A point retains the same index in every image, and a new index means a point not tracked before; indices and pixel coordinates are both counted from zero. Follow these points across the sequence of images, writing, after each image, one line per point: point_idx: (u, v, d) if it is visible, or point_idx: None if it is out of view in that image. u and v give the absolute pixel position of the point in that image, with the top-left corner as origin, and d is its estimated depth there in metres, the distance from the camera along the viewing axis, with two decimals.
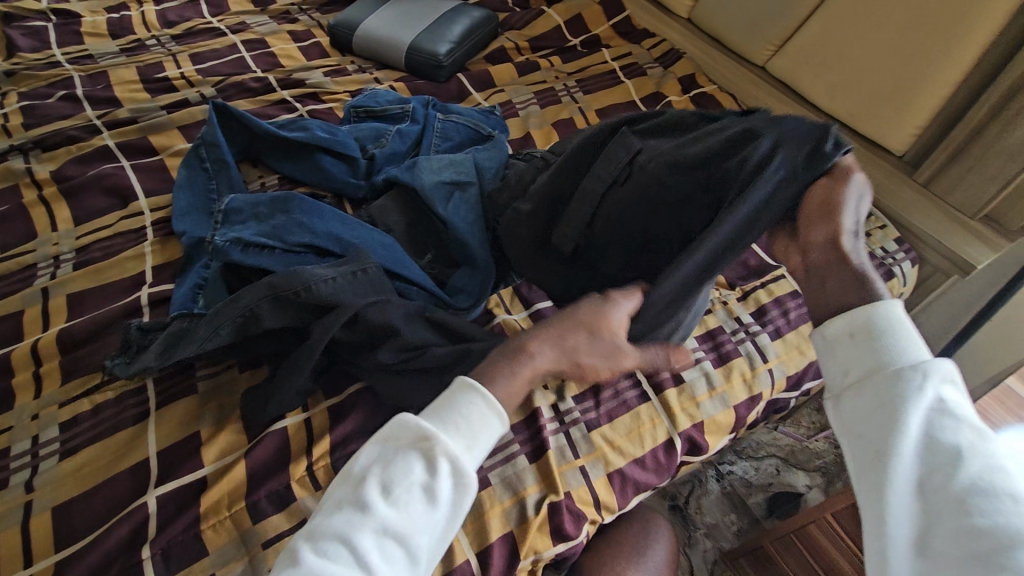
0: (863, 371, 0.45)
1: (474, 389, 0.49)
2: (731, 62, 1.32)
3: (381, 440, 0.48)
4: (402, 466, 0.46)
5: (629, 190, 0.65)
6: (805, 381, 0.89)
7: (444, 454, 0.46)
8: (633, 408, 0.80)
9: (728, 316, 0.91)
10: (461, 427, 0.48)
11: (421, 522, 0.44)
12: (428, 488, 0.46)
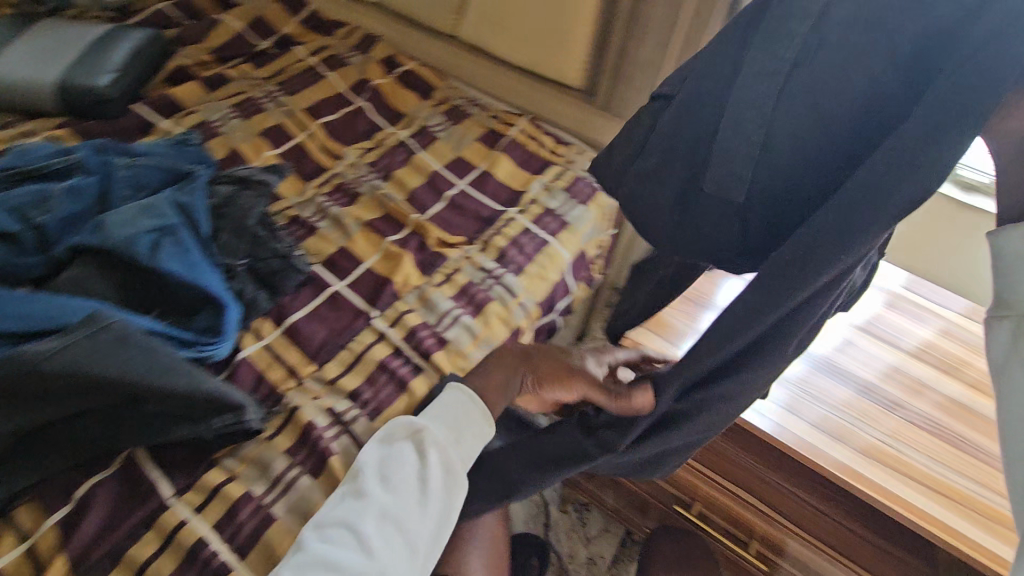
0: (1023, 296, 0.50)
1: (460, 394, 0.74)
2: (429, 38, 1.42)
3: (380, 440, 0.72)
4: (398, 457, 0.70)
5: (804, 101, 0.59)
6: (553, 302, 1.01)
7: (432, 445, 0.72)
8: (406, 386, 0.81)
9: (474, 269, 0.97)
10: (455, 426, 0.74)
11: (423, 511, 0.66)
12: (420, 475, 0.70)
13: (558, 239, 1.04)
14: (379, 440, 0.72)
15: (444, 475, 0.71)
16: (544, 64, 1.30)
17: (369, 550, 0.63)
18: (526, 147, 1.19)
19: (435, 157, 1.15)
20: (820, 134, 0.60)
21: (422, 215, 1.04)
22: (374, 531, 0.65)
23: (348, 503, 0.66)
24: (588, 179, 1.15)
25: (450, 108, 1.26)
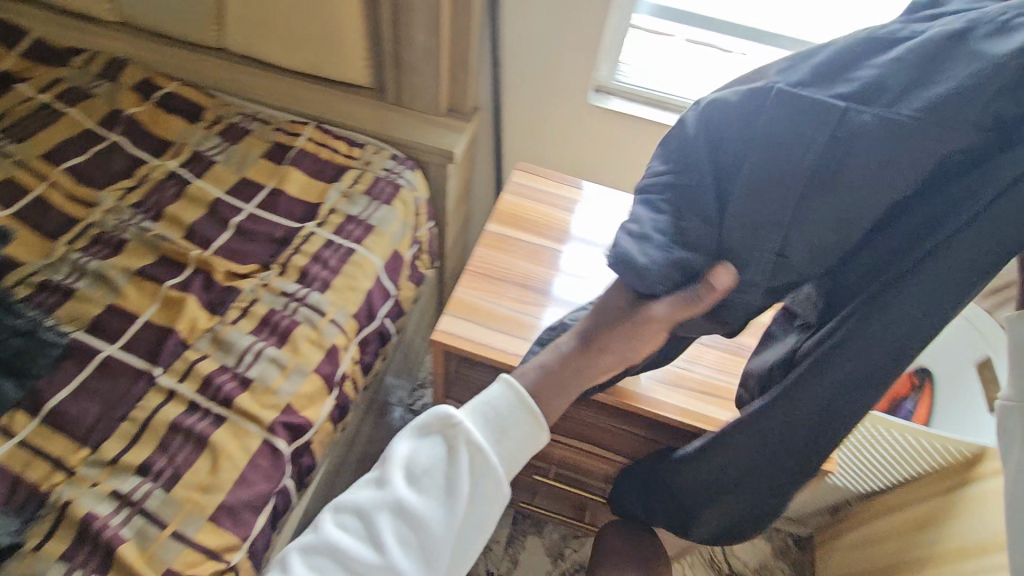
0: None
1: (509, 384, 0.66)
2: (196, 55, 1.30)
3: (414, 429, 0.67)
4: (426, 449, 0.65)
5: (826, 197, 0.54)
6: (371, 308, 0.97)
7: (462, 441, 0.63)
8: (206, 442, 0.73)
9: (275, 296, 0.90)
10: (497, 419, 0.64)
11: (433, 504, 0.62)
12: (449, 477, 0.63)
13: (364, 245, 1.00)
14: (416, 427, 0.68)
15: (479, 478, 0.63)
16: (324, 66, 1.24)
17: (393, 547, 0.61)
18: (318, 156, 1.12)
19: (215, 184, 1.04)
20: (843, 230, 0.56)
21: (205, 250, 0.94)
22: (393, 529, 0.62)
23: (370, 494, 0.64)
24: (388, 178, 1.12)
25: (226, 128, 1.15)
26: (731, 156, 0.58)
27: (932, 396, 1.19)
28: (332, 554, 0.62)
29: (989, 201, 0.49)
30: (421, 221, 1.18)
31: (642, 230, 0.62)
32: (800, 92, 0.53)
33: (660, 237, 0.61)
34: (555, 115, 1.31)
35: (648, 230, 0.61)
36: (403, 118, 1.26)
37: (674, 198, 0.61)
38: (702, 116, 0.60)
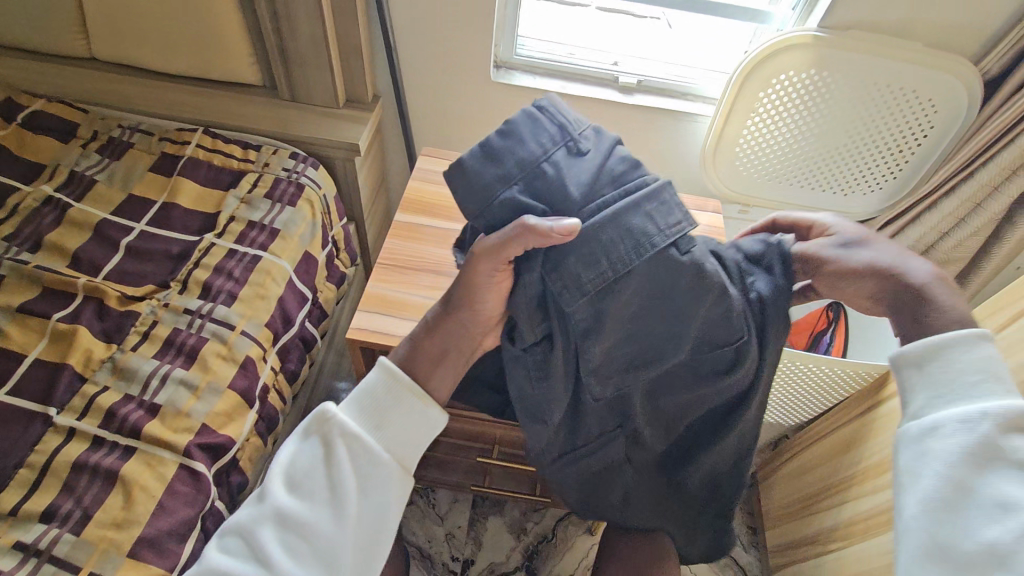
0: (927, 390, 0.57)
1: (393, 373, 0.65)
2: (59, 66, 1.19)
3: (296, 433, 0.65)
4: (305, 453, 0.62)
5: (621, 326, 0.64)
6: (285, 314, 0.94)
7: (340, 436, 0.62)
8: (116, 477, 0.69)
9: (177, 314, 0.86)
10: (373, 406, 0.64)
11: (316, 511, 0.60)
12: (332, 470, 0.61)
13: (271, 250, 0.96)
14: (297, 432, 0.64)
15: (366, 469, 0.62)
16: (207, 66, 1.17)
17: (282, 558, 0.58)
18: (211, 164, 1.07)
19: (99, 205, 0.98)
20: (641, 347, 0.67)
21: (95, 277, 0.88)
22: (284, 535, 0.59)
23: (252, 510, 0.61)
24: (290, 178, 1.07)
25: (106, 144, 1.07)
26: (624, 254, 0.61)
27: (845, 327, 1.24)
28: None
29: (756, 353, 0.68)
30: (333, 219, 1.14)
31: (576, 174, 0.63)
32: (670, 250, 0.61)
33: (556, 183, 0.62)
34: (459, 96, 1.29)
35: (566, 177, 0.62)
36: (300, 113, 1.21)
37: (590, 191, 0.62)
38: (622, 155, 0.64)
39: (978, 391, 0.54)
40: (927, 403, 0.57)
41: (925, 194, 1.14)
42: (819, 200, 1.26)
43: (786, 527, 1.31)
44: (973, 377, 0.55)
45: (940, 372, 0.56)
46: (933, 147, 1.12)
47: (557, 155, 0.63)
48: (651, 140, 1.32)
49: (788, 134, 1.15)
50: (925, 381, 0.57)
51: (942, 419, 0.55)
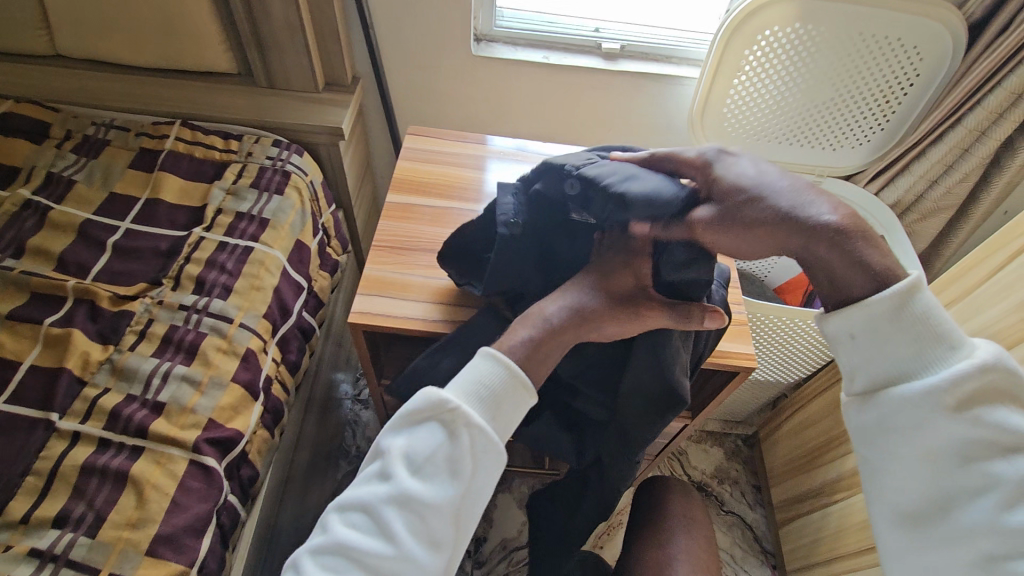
0: (874, 364, 0.55)
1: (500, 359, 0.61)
2: (22, 65, 1.14)
3: (404, 419, 0.62)
4: (423, 435, 0.60)
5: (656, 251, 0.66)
6: (281, 304, 0.92)
7: (465, 425, 0.58)
8: (127, 477, 0.69)
9: (172, 311, 0.84)
10: (491, 396, 0.60)
11: (441, 494, 0.58)
12: (452, 455, 0.58)
13: (262, 240, 0.95)
14: (407, 417, 0.61)
15: (482, 456, 0.59)
16: (178, 56, 1.13)
17: (405, 536, 0.57)
18: (192, 157, 1.04)
19: (80, 206, 0.95)
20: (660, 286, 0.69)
21: (84, 279, 0.86)
22: (405, 517, 0.57)
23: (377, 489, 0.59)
24: (275, 166, 1.04)
25: (80, 143, 1.04)
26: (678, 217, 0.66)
27: None
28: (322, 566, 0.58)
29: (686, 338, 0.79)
30: (322, 206, 1.12)
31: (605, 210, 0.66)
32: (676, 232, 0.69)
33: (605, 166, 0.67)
34: (441, 72, 1.26)
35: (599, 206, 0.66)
36: (280, 99, 1.18)
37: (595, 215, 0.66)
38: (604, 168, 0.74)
39: (918, 354, 0.53)
40: (871, 374, 0.55)
41: (914, 143, 1.14)
42: (808, 158, 1.25)
43: (790, 482, 1.34)
44: (912, 339, 0.53)
45: (879, 339, 0.53)
46: (918, 97, 1.11)
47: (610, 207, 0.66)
48: (637, 106, 1.31)
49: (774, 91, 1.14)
50: (861, 352, 0.55)
51: (897, 392, 0.53)
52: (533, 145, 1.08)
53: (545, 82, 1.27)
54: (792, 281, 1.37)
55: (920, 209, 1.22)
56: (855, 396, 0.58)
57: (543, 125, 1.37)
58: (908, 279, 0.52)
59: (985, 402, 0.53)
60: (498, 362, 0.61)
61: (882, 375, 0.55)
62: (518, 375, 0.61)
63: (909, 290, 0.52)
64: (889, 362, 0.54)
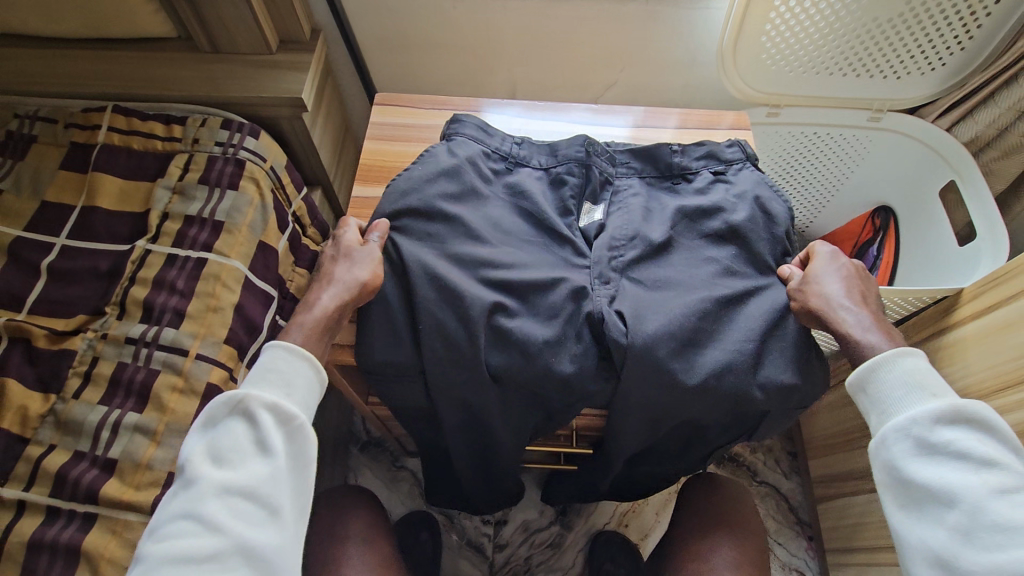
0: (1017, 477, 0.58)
1: (263, 400, 0.59)
2: None
3: (201, 433, 0.60)
4: (223, 432, 0.58)
5: (693, 279, 0.72)
6: (247, 323, 0.81)
7: (230, 480, 0.56)
8: (78, 553, 0.62)
9: (119, 345, 0.74)
10: (260, 442, 0.58)
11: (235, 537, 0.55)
12: (259, 441, 0.58)
13: (216, 249, 0.82)
14: (202, 423, 0.60)
15: (270, 513, 0.57)
16: (100, 23, 0.94)
17: None
18: (130, 150, 0.89)
19: (10, 222, 0.83)
20: (708, 328, 0.68)
21: (19, 313, 0.76)
22: (226, 513, 0.55)
23: (184, 499, 0.56)
24: (225, 154, 0.89)
25: (4, 142, 0.90)
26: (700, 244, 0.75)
27: (895, 236, 1.20)
28: None
29: (749, 415, 0.71)
30: (289, 193, 0.97)
31: (468, 134, 0.80)
32: (719, 275, 0.73)
33: (596, 184, 0.80)
34: (419, 16, 1.06)
35: (473, 144, 0.80)
36: (229, 68, 1.00)
37: (459, 180, 0.75)
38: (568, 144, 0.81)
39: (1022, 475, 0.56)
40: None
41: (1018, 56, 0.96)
42: (862, 88, 1.07)
43: (832, 458, 1.22)
44: (899, 390, 0.61)
45: (878, 394, 0.62)
46: (1011, 6, 0.93)
47: (497, 162, 0.81)
48: (654, 39, 1.08)
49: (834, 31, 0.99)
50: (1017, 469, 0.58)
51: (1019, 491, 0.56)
52: (535, 124, 0.97)
53: (540, 17, 1.05)
54: (837, 232, 1.32)
55: (1002, 145, 1.05)
56: None
57: (544, 68, 1.16)
58: (886, 351, 0.63)
59: None
60: (280, 393, 0.60)
61: (895, 419, 0.60)
62: (308, 357, 0.62)
63: (901, 352, 0.62)
64: (899, 411, 0.61)
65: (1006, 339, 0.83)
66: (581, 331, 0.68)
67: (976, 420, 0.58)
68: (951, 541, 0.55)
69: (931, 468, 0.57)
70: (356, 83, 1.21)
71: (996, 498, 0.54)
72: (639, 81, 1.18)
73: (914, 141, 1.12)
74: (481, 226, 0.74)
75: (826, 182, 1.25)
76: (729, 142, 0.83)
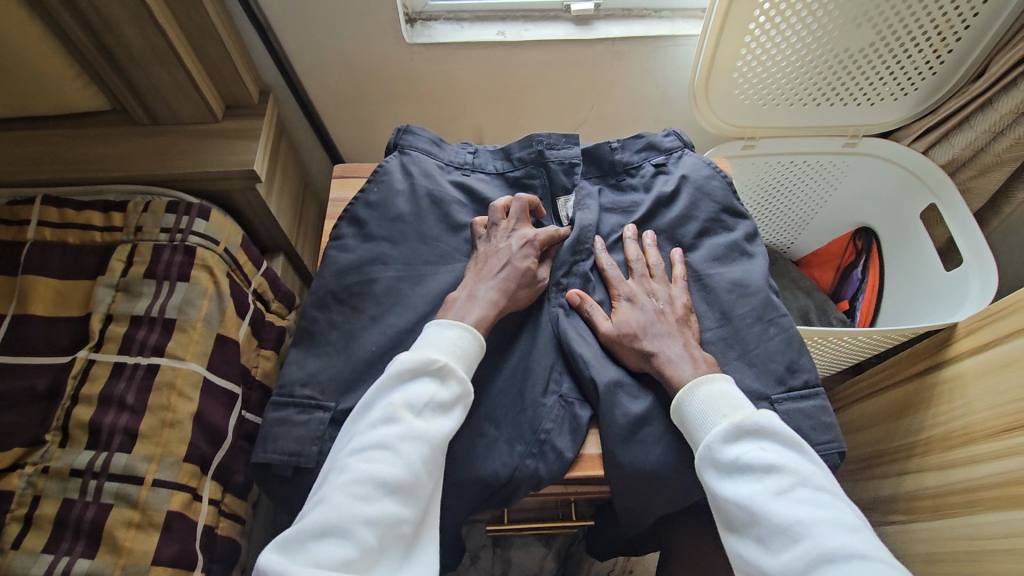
0: (811, 468, 0.55)
1: (446, 366, 0.59)
2: None
3: (389, 384, 0.58)
4: (417, 388, 0.58)
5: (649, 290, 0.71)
6: (208, 433, 0.74)
7: (410, 423, 0.56)
8: None
9: (63, 478, 0.66)
10: (431, 400, 0.57)
11: (401, 477, 0.53)
12: (439, 405, 0.58)
13: (168, 353, 0.74)
14: (395, 373, 0.58)
15: (433, 461, 0.56)
16: (23, 101, 0.86)
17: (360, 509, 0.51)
18: (65, 244, 0.80)
19: None
20: None
21: None
22: (417, 458, 0.54)
23: (379, 435, 0.55)
24: (173, 242, 0.81)
25: None
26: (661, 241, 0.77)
27: (879, 259, 1.18)
28: (341, 514, 0.51)
29: None
30: (248, 273, 0.90)
31: (421, 148, 0.78)
32: (671, 272, 0.74)
33: (554, 183, 0.79)
34: (373, 69, 1.00)
35: (426, 157, 0.78)
36: (171, 139, 0.92)
37: (415, 200, 0.74)
38: (518, 147, 0.80)
39: (796, 466, 0.54)
40: (808, 474, 0.54)
41: (994, 79, 0.94)
42: (837, 115, 1.04)
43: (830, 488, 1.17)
44: (700, 414, 0.59)
45: (687, 416, 0.60)
46: (981, 30, 0.91)
47: (451, 171, 0.79)
48: (623, 77, 1.04)
49: (807, 62, 0.95)
50: (812, 465, 0.56)
51: (804, 484, 0.53)
52: None
53: (503, 63, 1.00)
54: (819, 253, 1.29)
55: (978, 164, 1.05)
56: (829, 494, 0.53)
57: (510, 113, 1.11)
58: (676, 391, 0.61)
59: (824, 515, 0.51)
60: (442, 355, 0.60)
61: (696, 449, 0.58)
62: (481, 343, 0.63)
63: (689, 389, 0.60)
64: (698, 438, 0.59)
65: (1008, 377, 0.79)
66: (548, 364, 0.67)
67: (757, 428, 0.56)
68: (758, 552, 0.52)
69: (729, 483, 0.55)
70: (312, 139, 1.14)
71: (779, 499, 0.52)
72: (611, 118, 1.13)
73: (884, 160, 1.10)
74: (441, 235, 0.74)
75: (803, 207, 1.22)
76: (667, 132, 0.83)
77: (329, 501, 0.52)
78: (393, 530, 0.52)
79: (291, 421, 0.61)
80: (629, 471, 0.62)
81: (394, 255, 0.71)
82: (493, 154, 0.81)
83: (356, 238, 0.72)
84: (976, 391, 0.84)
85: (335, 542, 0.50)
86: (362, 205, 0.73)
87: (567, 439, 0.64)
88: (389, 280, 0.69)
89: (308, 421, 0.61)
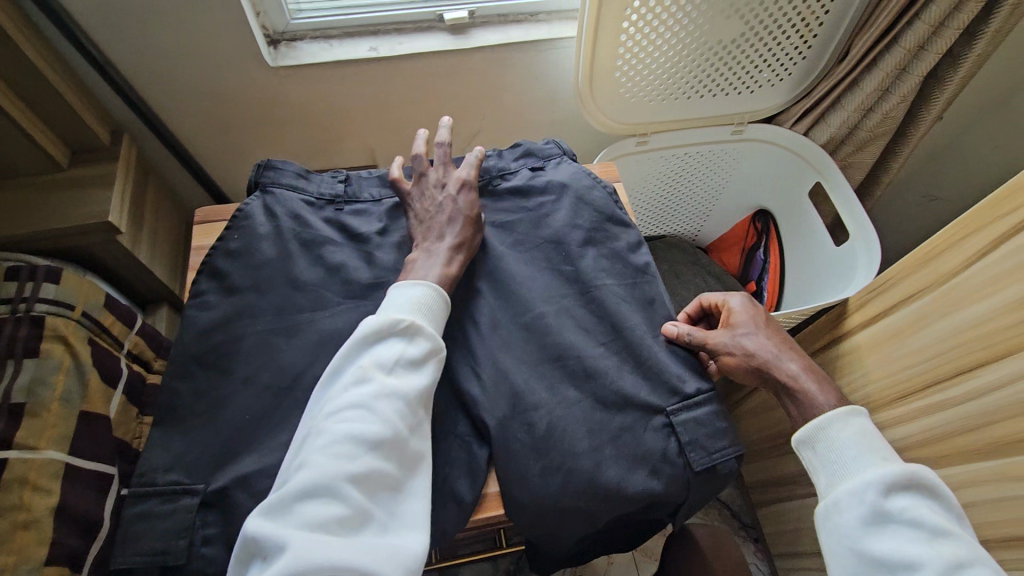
0: (971, 544, 0.55)
1: (412, 317, 0.59)
2: None
3: (358, 342, 0.57)
4: (384, 344, 0.57)
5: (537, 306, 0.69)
6: (71, 526, 0.65)
7: (386, 379, 0.55)
8: None
9: None
10: (407, 354, 0.57)
11: (384, 431, 0.52)
12: (416, 356, 0.57)
13: (18, 443, 0.65)
14: (362, 335, 0.57)
15: (413, 411, 0.55)
16: None
17: (348, 467, 0.50)
18: None
19: None
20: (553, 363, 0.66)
21: None
22: (399, 413, 0.53)
23: (353, 396, 0.53)
24: (15, 313, 0.72)
25: None
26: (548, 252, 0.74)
27: (778, 236, 1.22)
28: (323, 477, 0.49)
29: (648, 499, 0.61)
30: (119, 335, 0.82)
31: (286, 183, 0.72)
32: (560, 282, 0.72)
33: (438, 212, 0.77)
34: (239, 95, 0.92)
35: (291, 194, 0.72)
36: (10, 196, 0.82)
37: (282, 243, 0.68)
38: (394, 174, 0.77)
39: (959, 538, 0.54)
40: (971, 550, 0.53)
41: (857, 60, 0.99)
42: (722, 104, 1.06)
43: (758, 464, 1.18)
44: (850, 453, 0.59)
45: (834, 450, 0.60)
46: (840, 16, 0.95)
47: (323, 207, 0.73)
48: (508, 83, 1.01)
49: (684, 56, 0.96)
50: (971, 543, 0.55)
51: (969, 559, 0.52)
52: None
53: (379, 80, 0.95)
54: (726, 237, 1.34)
55: (855, 141, 1.10)
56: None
57: (396, 128, 1.06)
58: (794, 439, 0.63)
59: None
60: (404, 311, 0.59)
61: (839, 488, 0.58)
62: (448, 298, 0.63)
63: (842, 429, 0.60)
64: (845, 480, 0.58)
65: (895, 347, 0.82)
66: (441, 405, 0.64)
67: (897, 482, 0.56)
68: None
69: (881, 533, 0.55)
70: (185, 173, 1.05)
71: (941, 565, 0.52)
72: (505, 125, 1.11)
73: (767, 144, 1.14)
74: (314, 275, 0.68)
75: (701, 195, 1.25)
76: (544, 141, 0.83)
77: (312, 469, 0.50)
78: (382, 484, 0.51)
79: (154, 514, 0.55)
80: (530, 508, 0.60)
81: (263, 306, 0.65)
82: (369, 181, 0.76)
83: (218, 293, 0.65)
84: (871, 360, 0.87)
85: (321, 504, 0.48)
86: (221, 253, 0.67)
87: (465, 482, 0.61)
88: (257, 334, 0.63)
89: (173, 512, 0.55)
